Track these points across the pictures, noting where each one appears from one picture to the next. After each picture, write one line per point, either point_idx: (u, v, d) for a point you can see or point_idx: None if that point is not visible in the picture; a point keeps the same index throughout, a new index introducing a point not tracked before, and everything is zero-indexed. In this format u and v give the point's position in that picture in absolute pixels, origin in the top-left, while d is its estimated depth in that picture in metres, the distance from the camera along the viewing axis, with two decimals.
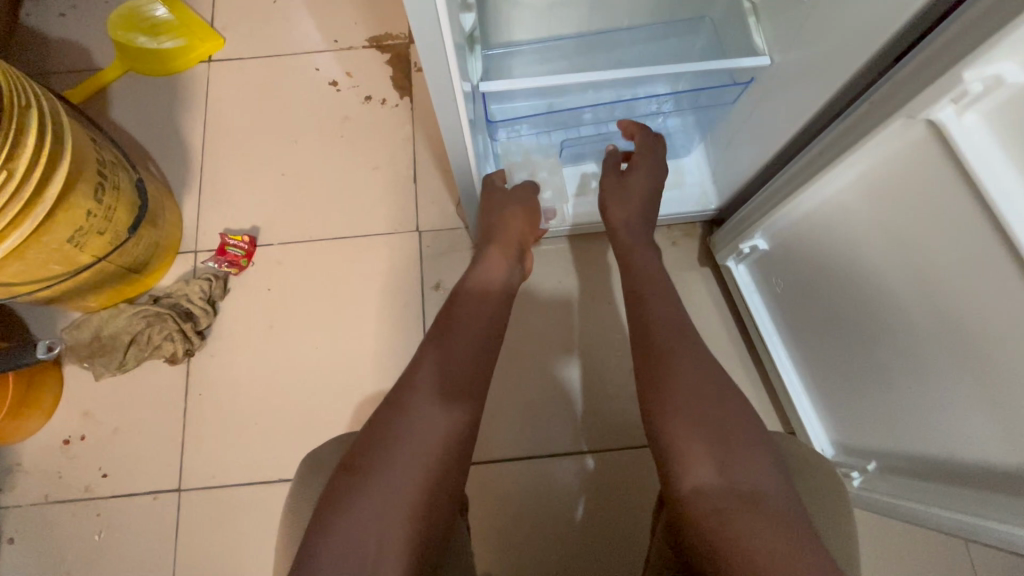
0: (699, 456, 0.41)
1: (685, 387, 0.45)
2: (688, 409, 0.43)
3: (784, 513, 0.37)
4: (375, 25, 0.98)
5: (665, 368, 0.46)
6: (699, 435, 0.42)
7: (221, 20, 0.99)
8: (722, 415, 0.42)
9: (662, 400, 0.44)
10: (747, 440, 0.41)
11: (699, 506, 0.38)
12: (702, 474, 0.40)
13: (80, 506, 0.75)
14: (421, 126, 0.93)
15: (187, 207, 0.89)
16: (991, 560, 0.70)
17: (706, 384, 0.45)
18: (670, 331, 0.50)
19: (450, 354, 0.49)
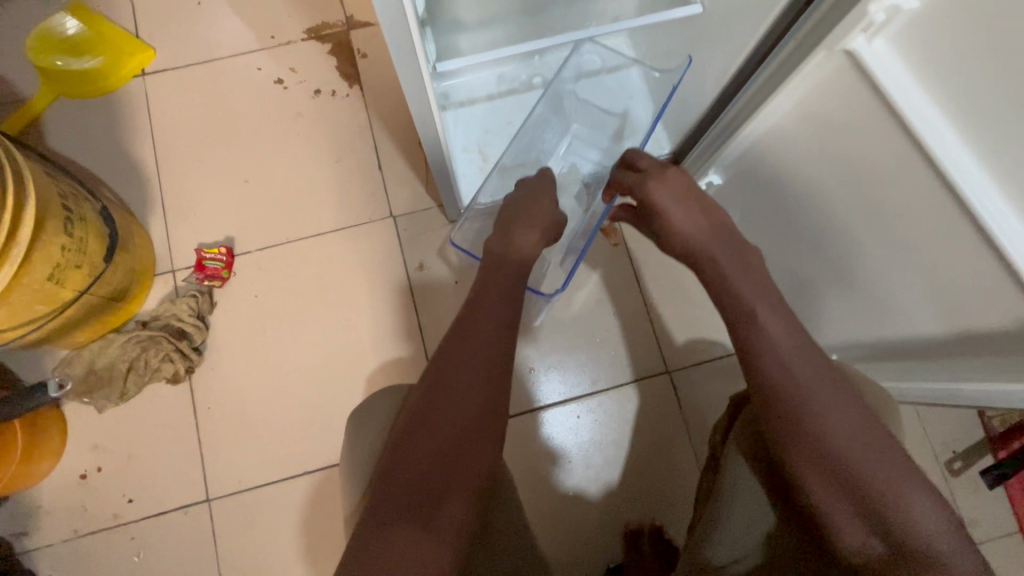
0: (862, 522, 0.40)
1: (824, 470, 0.42)
2: (838, 470, 0.41)
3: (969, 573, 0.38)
4: (309, 15, 0.96)
5: (799, 418, 0.43)
6: (851, 501, 0.41)
7: (145, 29, 0.95)
8: (878, 487, 0.40)
9: (800, 465, 0.42)
10: (909, 489, 0.40)
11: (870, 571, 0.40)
12: (870, 541, 0.40)
13: (113, 532, 0.77)
14: (376, 112, 0.93)
15: (154, 228, 0.88)
16: (938, 420, 0.82)
17: (843, 446, 0.41)
18: (778, 369, 0.45)
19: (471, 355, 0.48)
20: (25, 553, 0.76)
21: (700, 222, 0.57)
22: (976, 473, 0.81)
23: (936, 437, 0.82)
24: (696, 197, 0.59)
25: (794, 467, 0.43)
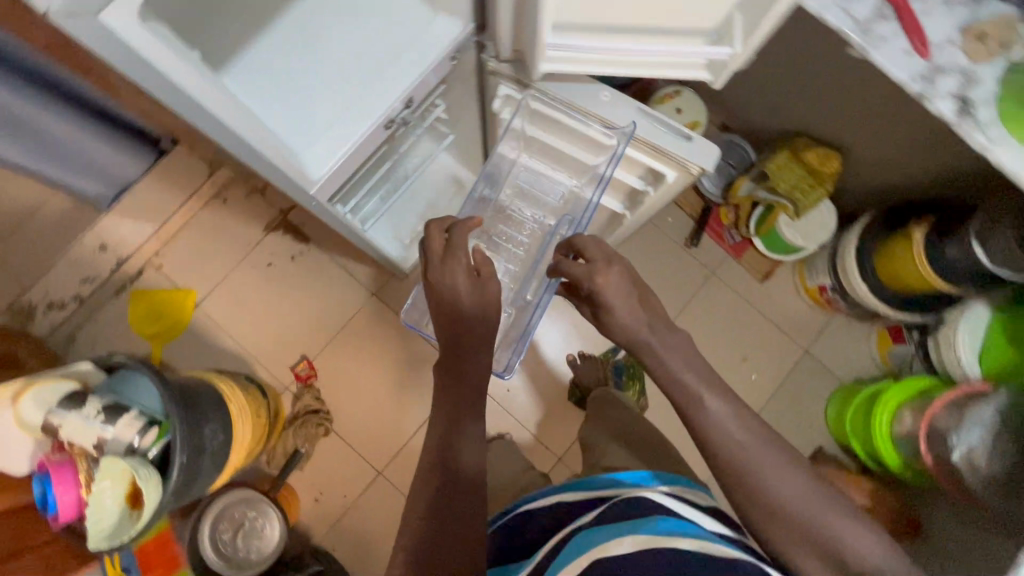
0: (804, 541, 0.70)
1: (780, 528, 0.71)
2: (777, 512, 0.71)
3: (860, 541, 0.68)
4: (259, 220, 1.60)
5: (753, 486, 0.72)
6: (796, 532, 0.70)
7: (178, 281, 1.56)
8: (820, 541, 0.69)
9: (754, 518, 0.72)
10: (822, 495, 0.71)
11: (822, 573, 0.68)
12: (811, 549, 0.69)
13: (348, 512, 1.48)
14: (329, 248, 1.60)
15: (261, 374, 1.54)
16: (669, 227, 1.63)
17: (780, 496, 0.71)
18: (728, 448, 0.74)
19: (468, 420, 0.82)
20: (314, 547, 1.46)
21: (636, 315, 0.80)
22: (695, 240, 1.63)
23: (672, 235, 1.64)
24: (636, 293, 0.82)
25: (748, 513, 0.73)
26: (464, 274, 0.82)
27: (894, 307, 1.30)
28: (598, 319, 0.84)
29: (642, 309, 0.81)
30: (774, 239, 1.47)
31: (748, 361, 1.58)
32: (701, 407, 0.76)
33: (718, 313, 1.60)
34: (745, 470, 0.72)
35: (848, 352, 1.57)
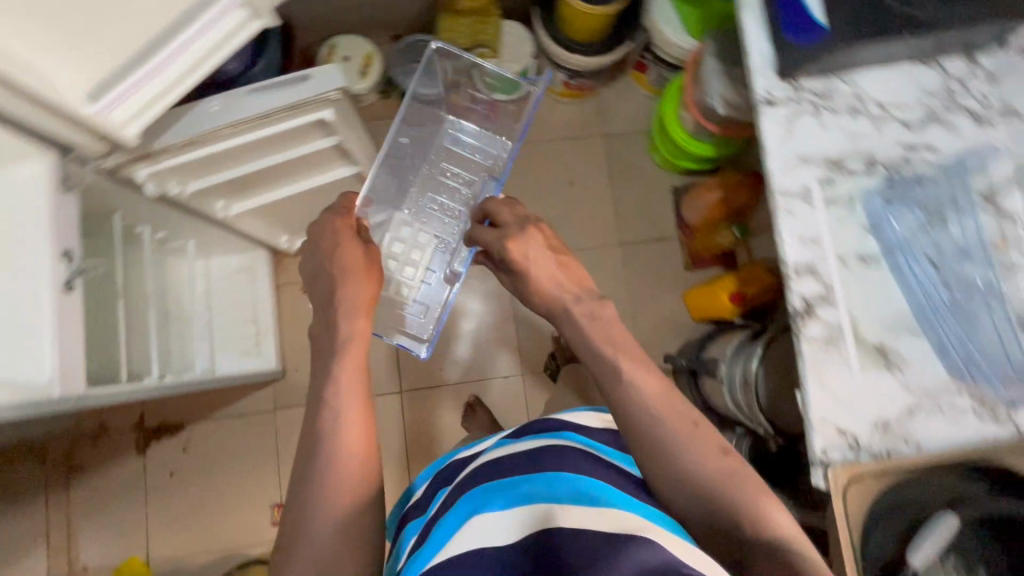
0: (711, 526, 0.65)
1: (692, 505, 0.66)
2: (687, 490, 0.65)
3: (741, 558, 0.63)
4: (126, 452, 1.51)
5: (671, 464, 0.66)
6: (707, 515, 0.65)
7: (113, 560, 1.46)
8: (733, 530, 0.64)
9: (675, 502, 0.66)
10: (704, 520, 0.65)
11: (731, 555, 0.64)
12: (713, 531, 0.65)
13: None
14: (204, 414, 1.54)
15: (254, 553, 1.49)
16: None
17: (700, 472, 0.65)
18: (651, 426, 0.68)
19: (343, 389, 0.73)
20: None
21: (557, 272, 0.81)
22: None
23: None
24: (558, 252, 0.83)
25: (666, 493, 0.67)
26: (349, 252, 0.86)
27: (608, 52, 1.43)
28: (517, 287, 0.84)
29: (560, 266, 0.81)
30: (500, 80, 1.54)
31: (576, 183, 1.69)
32: (623, 379, 0.70)
33: (523, 170, 1.68)
34: (668, 450, 0.66)
35: (627, 108, 1.70)
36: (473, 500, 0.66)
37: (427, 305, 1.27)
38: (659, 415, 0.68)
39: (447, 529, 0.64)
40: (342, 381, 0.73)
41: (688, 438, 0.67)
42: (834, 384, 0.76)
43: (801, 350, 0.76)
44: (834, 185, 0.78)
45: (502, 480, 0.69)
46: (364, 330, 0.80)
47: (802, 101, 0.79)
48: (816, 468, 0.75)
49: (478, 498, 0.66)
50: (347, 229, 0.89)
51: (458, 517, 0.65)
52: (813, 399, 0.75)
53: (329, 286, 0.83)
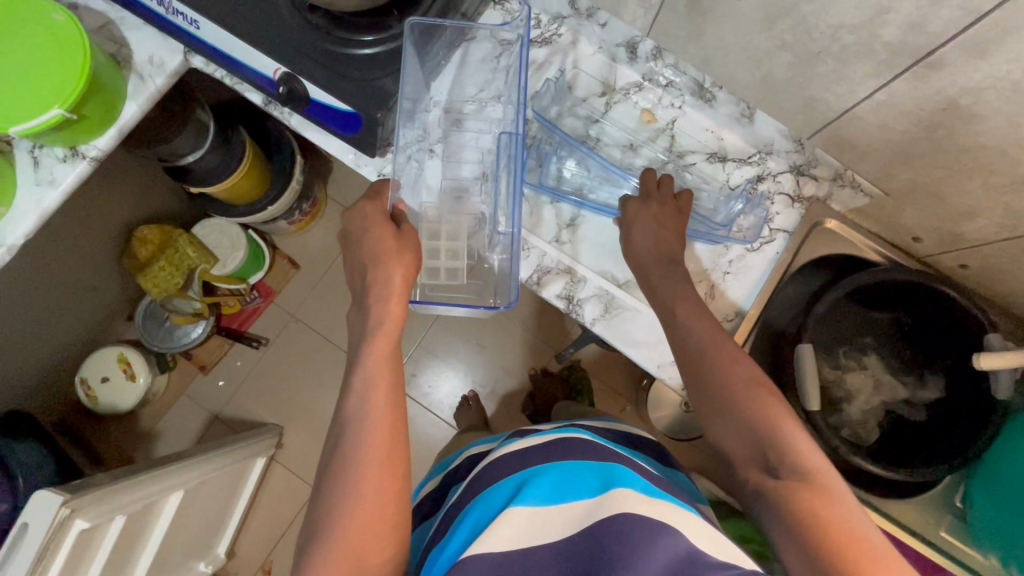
0: (735, 445, 0.54)
1: (729, 435, 0.55)
2: (716, 402, 0.56)
3: (767, 479, 0.51)
4: None
5: (699, 376, 0.58)
6: (734, 430, 0.54)
7: None
8: (762, 464, 0.52)
9: (709, 424, 0.57)
10: (734, 438, 0.54)
11: (753, 477, 0.52)
12: (739, 455, 0.54)
13: None
14: None
15: None
16: (250, 362, 1.59)
17: (725, 376, 0.56)
18: (683, 348, 0.61)
19: (401, 422, 0.59)
20: None
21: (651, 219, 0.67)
22: (263, 336, 1.60)
23: (257, 357, 1.60)
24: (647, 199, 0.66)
25: (700, 415, 0.58)
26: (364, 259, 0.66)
27: (288, 186, 1.30)
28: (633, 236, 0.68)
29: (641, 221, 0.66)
30: (249, 267, 1.48)
31: None
32: (684, 329, 0.61)
33: (335, 306, 1.62)
34: (693, 359, 0.59)
35: (353, 177, 1.64)
36: (487, 501, 0.60)
37: (484, 279, 0.76)
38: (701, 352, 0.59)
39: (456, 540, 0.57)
40: (390, 444, 0.57)
41: (727, 367, 0.57)
42: (641, 333, 0.76)
43: (598, 334, 0.76)
44: (500, 195, 0.77)
45: (540, 471, 0.61)
46: (398, 320, 0.63)
47: (412, 157, 0.77)
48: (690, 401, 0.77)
49: (493, 497, 0.60)
50: (380, 216, 0.67)
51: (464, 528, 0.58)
52: (639, 357, 0.76)
53: (361, 268, 0.66)
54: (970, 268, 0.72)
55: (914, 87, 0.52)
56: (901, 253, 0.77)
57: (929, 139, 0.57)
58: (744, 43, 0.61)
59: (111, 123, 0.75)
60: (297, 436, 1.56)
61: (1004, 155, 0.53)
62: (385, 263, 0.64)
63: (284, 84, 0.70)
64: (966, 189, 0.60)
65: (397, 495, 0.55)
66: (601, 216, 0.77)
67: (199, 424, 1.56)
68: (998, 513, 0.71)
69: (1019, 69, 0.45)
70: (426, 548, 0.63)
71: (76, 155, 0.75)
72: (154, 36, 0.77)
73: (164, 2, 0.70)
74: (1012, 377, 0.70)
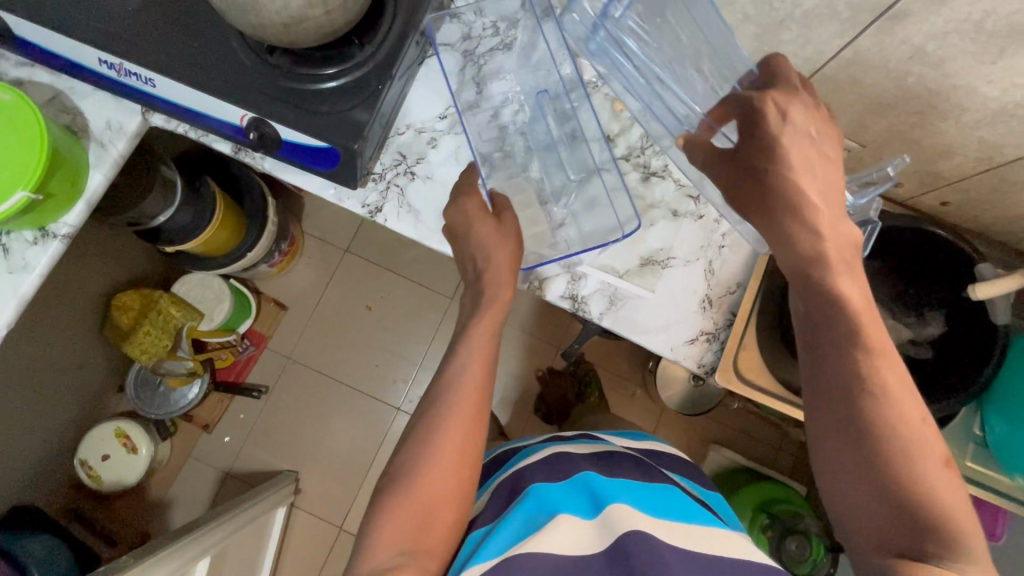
0: (868, 485, 0.49)
1: (873, 494, 0.48)
2: (865, 432, 0.49)
3: (902, 545, 0.46)
4: None
5: (848, 392, 0.50)
6: (877, 472, 0.48)
7: None
8: (900, 540, 0.47)
9: (842, 454, 0.51)
10: (871, 480, 0.48)
11: (884, 536, 0.47)
12: (868, 498, 0.49)
13: None
14: None
15: None
16: (253, 412, 1.56)
17: (886, 408, 0.49)
18: (831, 350, 0.52)
19: (436, 449, 0.58)
20: None
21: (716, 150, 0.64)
22: (262, 383, 1.57)
23: (259, 405, 1.56)
24: None
25: (831, 433, 0.51)
26: None
27: (263, 232, 1.28)
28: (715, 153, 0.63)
29: None
30: (237, 315, 1.45)
31: (372, 301, 1.61)
32: None
33: (331, 340, 1.60)
34: (851, 375, 0.51)
35: (327, 209, 1.61)
36: (544, 497, 0.61)
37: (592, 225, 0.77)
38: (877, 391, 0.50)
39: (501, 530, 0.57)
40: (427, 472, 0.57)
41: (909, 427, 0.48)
42: (650, 320, 0.76)
43: (608, 328, 0.76)
44: (569, 173, 0.80)
45: (628, 493, 0.62)
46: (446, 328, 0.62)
47: (393, 184, 0.76)
48: (707, 377, 0.77)
49: (556, 499, 0.61)
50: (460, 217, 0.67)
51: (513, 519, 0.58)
52: (650, 343, 0.76)
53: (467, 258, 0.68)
54: (952, 205, 0.74)
55: (880, 40, 0.53)
56: (883, 199, 0.79)
57: (900, 89, 0.58)
58: (708, 21, 0.62)
59: (78, 196, 0.73)
60: (314, 478, 1.53)
61: (973, 93, 0.55)
62: (486, 262, 0.65)
63: (253, 129, 0.68)
64: (941, 131, 0.62)
65: (449, 503, 0.57)
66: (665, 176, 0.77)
67: (211, 483, 1.51)
68: (1013, 437, 0.74)
69: (979, 10, 0.46)
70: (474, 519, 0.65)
71: (46, 235, 0.72)
72: (109, 100, 0.74)
73: (115, 65, 0.67)
74: (1006, 302, 0.74)
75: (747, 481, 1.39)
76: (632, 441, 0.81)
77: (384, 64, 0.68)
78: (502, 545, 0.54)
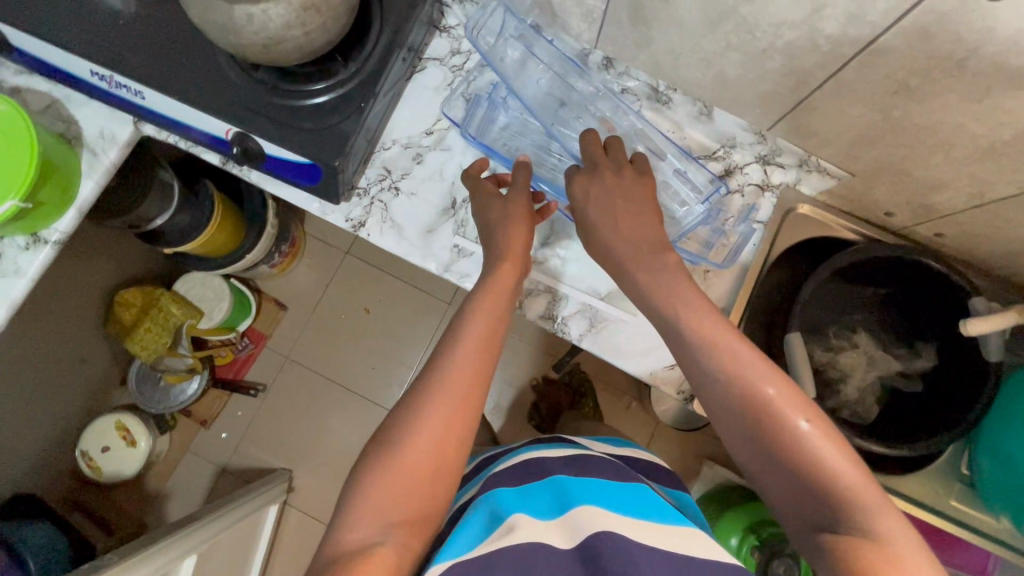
0: (772, 480, 0.48)
1: (774, 473, 0.47)
2: (749, 427, 0.49)
3: (822, 527, 0.45)
4: None
5: (725, 395, 0.50)
6: (772, 463, 0.48)
7: None
8: (814, 516, 0.45)
9: (740, 452, 0.50)
10: (773, 473, 0.47)
11: (805, 524, 0.46)
12: (776, 491, 0.48)
13: None
14: None
15: None
16: (249, 410, 1.58)
17: (759, 404, 0.48)
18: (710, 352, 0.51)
19: (405, 457, 0.55)
20: None
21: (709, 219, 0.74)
22: (260, 382, 1.59)
23: (256, 403, 1.58)
24: None
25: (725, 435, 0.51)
26: None
27: (260, 230, 1.29)
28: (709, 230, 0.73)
29: None
30: (240, 312, 1.48)
31: (370, 305, 1.62)
32: None
33: (329, 341, 1.61)
34: (720, 377, 0.50)
35: None
36: (509, 503, 0.60)
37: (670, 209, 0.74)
38: (740, 375, 0.50)
39: (465, 532, 0.55)
40: (396, 478, 0.54)
41: (776, 400, 0.48)
42: (630, 343, 0.75)
43: (587, 350, 0.75)
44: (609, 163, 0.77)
45: (618, 492, 0.62)
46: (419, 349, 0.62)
47: (377, 199, 0.76)
48: (685, 403, 0.77)
49: (521, 503, 0.60)
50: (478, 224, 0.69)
51: (479, 519, 0.58)
52: (627, 366, 0.75)
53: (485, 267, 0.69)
54: (946, 236, 0.72)
55: (863, 74, 0.52)
56: (876, 228, 0.77)
57: (887, 121, 0.57)
58: (692, 46, 0.61)
59: (70, 203, 0.74)
60: (307, 476, 1.55)
61: (959, 129, 0.53)
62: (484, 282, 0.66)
63: (238, 144, 0.69)
64: (931, 164, 0.60)
65: (422, 506, 0.54)
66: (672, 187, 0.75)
67: (207, 478, 1.54)
68: (1001, 476, 0.72)
69: (961, 48, 0.45)
70: (454, 512, 0.64)
71: (38, 241, 0.73)
72: (103, 110, 0.76)
73: (105, 76, 0.69)
74: (1001, 336, 0.70)
75: (738, 500, 1.37)
76: (612, 448, 0.81)
77: (368, 82, 0.68)
78: (481, 537, 0.54)
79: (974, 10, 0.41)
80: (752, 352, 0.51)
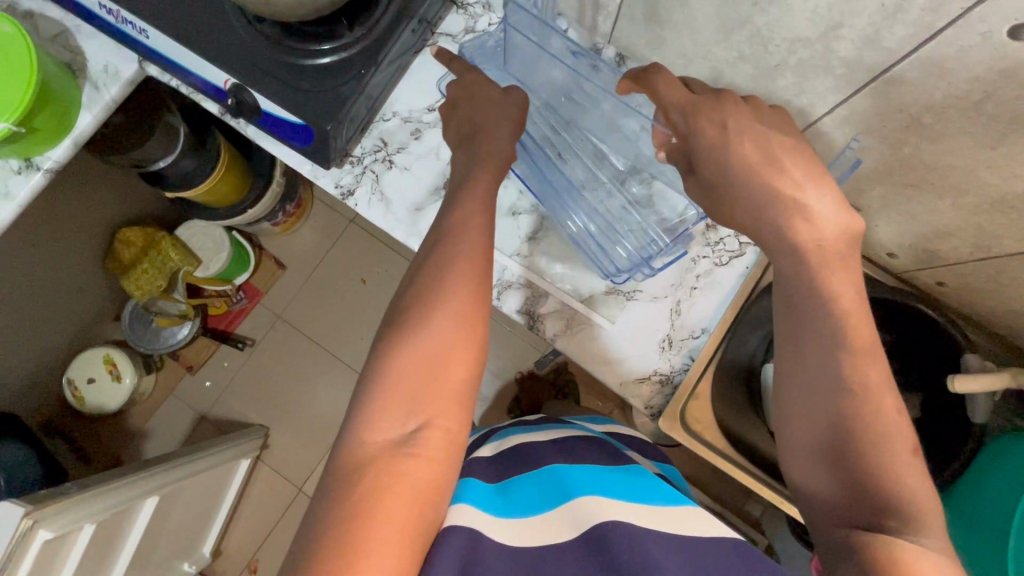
0: (825, 473, 0.49)
1: (826, 468, 0.49)
2: (817, 416, 0.50)
3: (860, 523, 0.45)
4: None
5: (803, 382, 0.51)
6: (830, 456, 0.49)
7: None
8: (857, 513, 0.46)
9: (798, 440, 0.51)
10: (830, 463, 0.48)
11: (845, 518, 0.46)
12: (823, 486, 0.49)
13: None
14: None
15: None
16: (236, 362, 1.60)
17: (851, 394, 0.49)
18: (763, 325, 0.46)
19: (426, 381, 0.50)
20: None
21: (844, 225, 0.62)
22: (250, 337, 1.60)
23: (243, 356, 1.60)
24: None
25: (787, 421, 0.52)
26: None
27: (266, 184, 1.29)
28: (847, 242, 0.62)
29: None
30: (241, 264, 1.49)
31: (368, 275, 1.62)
32: None
33: (323, 306, 1.62)
34: (801, 361, 0.51)
35: None
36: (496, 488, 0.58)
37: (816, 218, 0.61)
38: (863, 387, 0.48)
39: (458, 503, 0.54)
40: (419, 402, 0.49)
41: (890, 422, 0.48)
42: (606, 350, 0.74)
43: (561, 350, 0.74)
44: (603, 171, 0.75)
45: (627, 474, 0.61)
46: None
47: (370, 169, 0.75)
48: (652, 418, 0.76)
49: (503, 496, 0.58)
50: None
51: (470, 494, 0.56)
52: (599, 374, 0.74)
53: None
54: (948, 285, 0.69)
55: (875, 104, 0.49)
56: (878, 267, 0.74)
57: (896, 157, 0.54)
58: (705, 54, 0.58)
59: (66, 133, 0.74)
60: (284, 435, 1.57)
61: (970, 175, 0.50)
62: None
63: (234, 95, 0.68)
64: (937, 208, 0.57)
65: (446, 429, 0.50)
66: (674, 194, 0.73)
67: (187, 422, 1.57)
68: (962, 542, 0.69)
69: (978, 89, 0.42)
70: None
71: (30, 166, 0.74)
72: (110, 45, 0.75)
73: (113, 11, 0.68)
74: (989, 399, 0.67)
75: None
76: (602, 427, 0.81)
77: (372, 50, 0.67)
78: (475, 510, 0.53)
79: (994, 47, 0.38)
80: (887, 376, 0.49)
